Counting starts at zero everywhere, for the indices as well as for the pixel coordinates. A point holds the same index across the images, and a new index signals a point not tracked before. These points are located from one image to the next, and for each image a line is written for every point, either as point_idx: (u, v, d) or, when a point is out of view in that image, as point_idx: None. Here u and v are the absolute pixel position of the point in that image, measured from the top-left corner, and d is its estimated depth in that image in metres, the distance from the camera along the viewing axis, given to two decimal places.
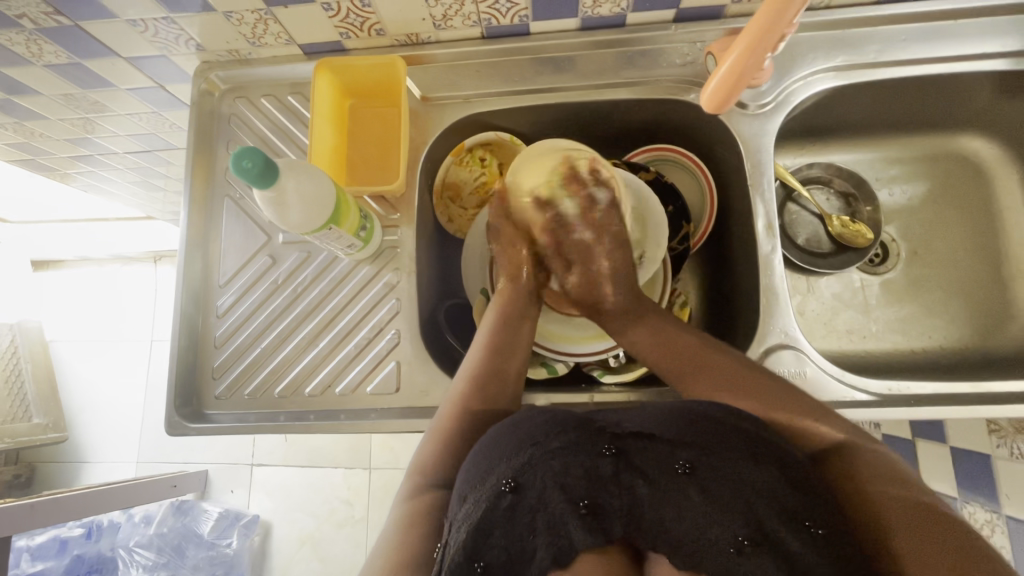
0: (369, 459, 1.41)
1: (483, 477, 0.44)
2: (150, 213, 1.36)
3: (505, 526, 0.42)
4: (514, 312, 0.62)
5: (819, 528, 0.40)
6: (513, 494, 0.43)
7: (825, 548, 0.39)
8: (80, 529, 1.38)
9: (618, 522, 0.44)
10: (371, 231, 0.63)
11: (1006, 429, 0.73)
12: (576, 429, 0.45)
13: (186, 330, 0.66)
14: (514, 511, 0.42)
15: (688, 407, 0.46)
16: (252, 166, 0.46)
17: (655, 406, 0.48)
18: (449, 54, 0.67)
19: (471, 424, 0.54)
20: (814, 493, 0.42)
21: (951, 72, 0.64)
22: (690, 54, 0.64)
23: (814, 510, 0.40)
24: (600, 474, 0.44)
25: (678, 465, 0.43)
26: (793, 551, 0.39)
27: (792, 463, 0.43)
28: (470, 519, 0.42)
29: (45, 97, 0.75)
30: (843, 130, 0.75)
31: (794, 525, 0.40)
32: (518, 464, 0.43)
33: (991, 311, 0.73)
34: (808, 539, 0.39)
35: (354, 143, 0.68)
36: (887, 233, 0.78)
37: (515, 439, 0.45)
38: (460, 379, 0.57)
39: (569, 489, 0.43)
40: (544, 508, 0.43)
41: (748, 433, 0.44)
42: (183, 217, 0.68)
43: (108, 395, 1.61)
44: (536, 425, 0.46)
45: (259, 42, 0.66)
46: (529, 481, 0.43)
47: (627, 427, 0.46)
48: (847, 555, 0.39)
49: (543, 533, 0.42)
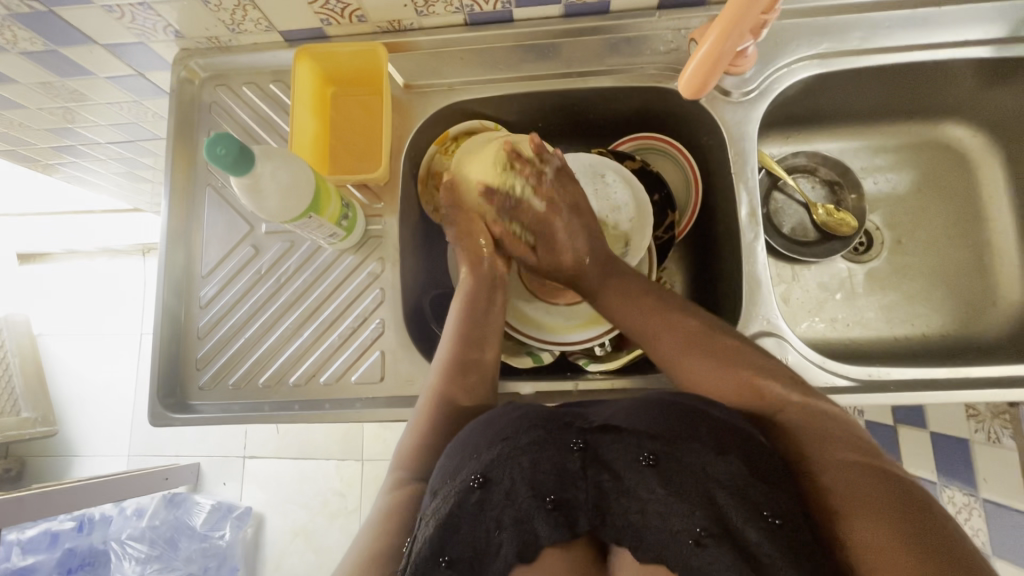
0: (361, 450, 1.41)
1: (454, 473, 0.44)
2: (138, 206, 1.35)
3: (471, 520, 0.43)
4: (481, 299, 0.61)
5: (779, 519, 0.39)
6: (482, 489, 0.43)
7: (786, 540, 0.38)
8: (71, 523, 1.39)
9: (585, 516, 0.43)
10: (353, 220, 0.63)
11: (984, 413, 0.74)
12: (547, 423, 0.46)
13: (169, 321, 0.66)
14: (482, 506, 0.43)
15: (662, 401, 0.46)
16: (226, 153, 0.46)
17: (630, 402, 0.48)
18: (432, 41, 0.66)
19: (447, 416, 0.54)
20: (778, 483, 0.41)
21: (935, 59, 0.64)
22: (674, 41, 0.64)
23: (774, 500, 0.40)
24: (567, 468, 0.43)
25: (643, 457, 0.43)
26: (754, 544, 0.38)
27: (757, 452, 0.42)
28: (439, 513, 0.42)
29: (23, 85, 0.74)
30: (828, 118, 0.75)
31: (754, 517, 0.39)
32: (488, 459, 0.44)
33: (973, 298, 0.74)
34: (767, 530, 0.38)
35: (336, 132, 0.67)
36: (872, 222, 0.78)
37: (487, 435, 0.45)
38: (436, 370, 0.57)
39: (536, 483, 0.43)
40: (511, 503, 0.43)
41: (710, 422, 0.44)
42: (164, 208, 0.68)
43: (97, 389, 1.60)
44: (508, 421, 0.46)
45: (238, 29, 0.65)
46: (498, 475, 0.43)
47: (599, 421, 0.46)
48: (805, 546, 0.38)
49: (510, 528, 0.42)
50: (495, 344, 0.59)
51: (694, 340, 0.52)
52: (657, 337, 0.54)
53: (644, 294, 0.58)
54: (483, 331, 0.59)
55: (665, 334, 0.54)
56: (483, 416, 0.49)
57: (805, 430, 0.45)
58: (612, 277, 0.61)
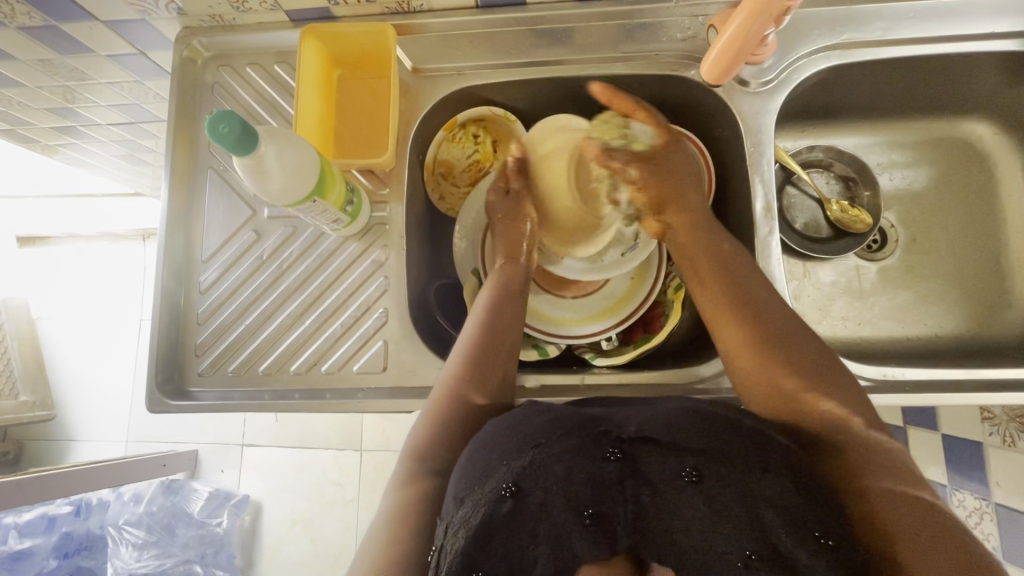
0: (360, 440, 1.40)
1: (480, 480, 0.42)
2: (139, 189, 1.33)
3: (503, 532, 0.41)
4: (512, 293, 0.60)
5: (831, 539, 0.38)
6: (514, 500, 0.41)
7: (838, 562, 0.37)
8: (69, 507, 1.37)
9: (623, 531, 0.43)
10: (358, 206, 0.61)
11: (1000, 417, 0.72)
12: (581, 431, 0.44)
13: (168, 306, 0.64)
14: (515, 517, 0.41)
15: (695, 409, 0.45)
16: (229, 132, 0.44)
17: (662, 410, 0.46)
18: (442, 24, 0.64)
19: (458, 411, 0.53)
20: (825, 501, 0.40)
21: (959, 52, 0.62)
22: (691, 29, 0.62)
23: (822, 518, 0.39)
24: (603, 479, 0.42)
25: (685, 472, 0.41)
26: (807, 568, 0.37)
27: (801, 467, 0.41)
28: (470, 523, 0.40)
29: (22, 62, 0.72)
30: (846, 111, 0.73)
31: (805, 538, 0.38)
32: (519, 468, 0.42)
33: (989, 299, 0.73)
34: (819, 552, 0.37)
35: (342, 116, 0.66)
36: (886, 219, 0.76)
37: (515, 441, 0.43)
38: (454, 363, 0.56)
39: (572, 496, 0.42)
40: (546, 516, 0.42)
41: (757, 438, 0.42)
42: (165, 189, 0.66)
43: (96, 374, 1.59)
44: (537, 426, 0.44)
45: (243, 7, 0.63)
46: (531, 486, 0.41)
47: (634, 428, 0.45)
48: (856, 565, 0.37)
49: (545, 543, 0.41)
50: (515, 340, 0.57)
51: (780, 359, 0.48)
52: (726, 314, 0.52)
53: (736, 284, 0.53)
54: (509, 329, 0.57)
55: (733, 304, 0.52)
56: (504, 415, 0.48)
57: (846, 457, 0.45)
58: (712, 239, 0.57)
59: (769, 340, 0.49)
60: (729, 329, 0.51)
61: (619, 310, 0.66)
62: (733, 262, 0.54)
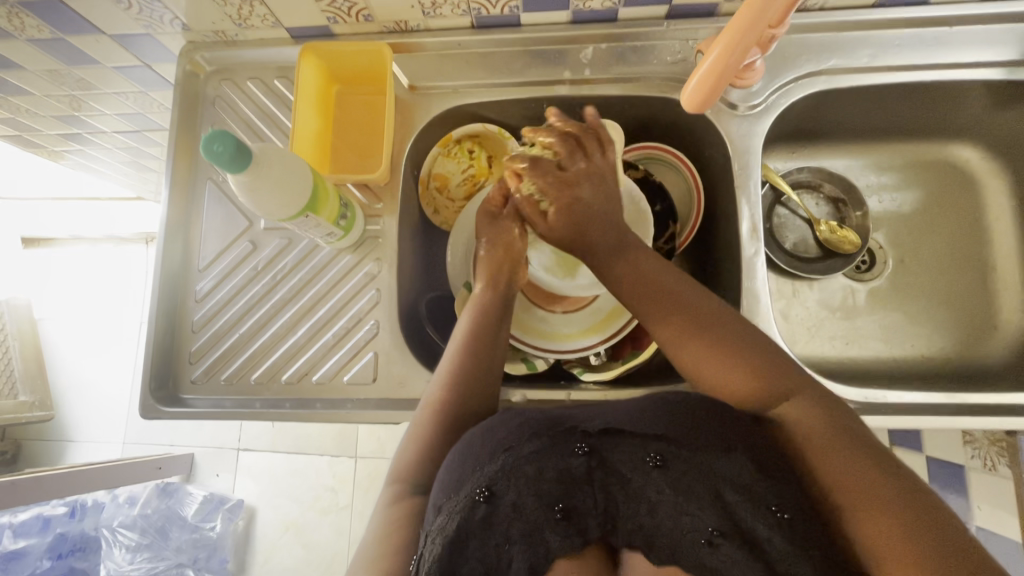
0: (355, 447, 1.41)
1: (457, 487, 0.43)
2: (142, 194, 1.35)
3: (479, 536, 0.42)
4: (495, 310, 0.60)
5: (788, 514, 0.39)
6: (488, 503, 0.42)
7: (796, 535, 0.38)
8: (63, 508, 1.37)
9: (594, 522, 0.43)
10: (352, 219, 0.62)
11: (981, 440, 0.74)
12: (549, 430, 0.45)
13: (164, 316, 0.65)
14: (490, 521, 0.42)
15: (663, 401, 0.45)
16: (223, 150, 0.46)
17: (631, 403, 0.47)
18: (439, 43, 0.66)
19: (444, 425, 0.54)
20: (785, 476, 0.40)
21: (945, 79, 0.63)
22: (681, 52, 0.64)
23: (782, 494, 0.39)
24: (572, 474, 0.43)
25: (650, 458, 0.42)
26: (765, 539, 0.38)
27: (762, 446, 0.42)
28: (447, 530, 0.42)
29: (31, 73, 0.74)
30: (835, 134, 0.74)
31: (762, 511, 0.39)
32: (492, 472, 0.43)
33: (975, 322, 0.73)
34: (775, 525, 0.38)
35: (339, 131, 0.67)
36: (875, 240, 0.77)
37: (489, 446, 0.44)
38: (439, 378, 0.57)
39: (542, 494, 0.42)
40: (520, 516, 0.42)
41: (721, 418, 0.43)
42: (164, 199, 0.67)
43: (96, 375, 1.60)
44: (509, 429, 0.45)
45: (245, 24, 0.65)
46: (503, 489, 0.43)
47: (602, 424, 0.45)
48: (814, 538, 0.38)
49: (520, 542, 0.42)
50: (504, 347, 0.59)
51: (722, 349, 0.48)
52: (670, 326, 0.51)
53: (658, 284, 0.53)
54: (495, 344, 0.58)
55: (681, 323, 0.50)
56: (483, 422, 0.49)
57: (806, 427, 0.43)
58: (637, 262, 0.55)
59: (712, 328, 0.49)
60: (666, 327, 0.51)
61: (603, 328, 0.66)
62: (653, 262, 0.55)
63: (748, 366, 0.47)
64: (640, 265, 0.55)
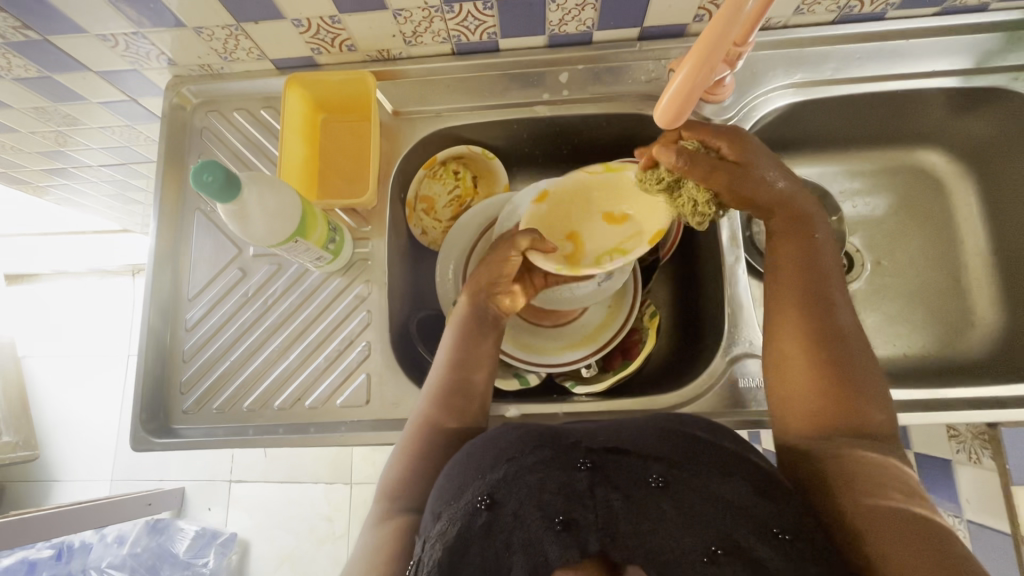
0: (350, 474, 1.39)
1: (457, 495, 0.43)
2: (129, 226, 1.35)
3: (480, 546, 0.41)
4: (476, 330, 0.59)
5: (788, 534, 0.40)
6: (489, 511, 0.42)
7: (795, 555, 0.39)
8: (50, 551, 1.33)
9: (594, 535, 0.42)
10: (341, 243, 0.63)
11: (965, 435, 0.79)
12: (551, 445, 0.46)
13: (153, 346, 0.65)
14: (491, 528, 0.41)
15: (654, 427, 0.48)
16: (212, 179, 0.47)
17: (635, 425, 0.49)
18: (421, 70, 0.68)
19: (442, 450, 0.54)
20: (785, 501, 0.42)
21: (903, 88, 0.67)
22: (656, 71, 0.66)
23: (780, 514, 0.41)
24: (574, 488, 0.43)
25: (652, 479, 0.43)
26: (764, 559, 0.39)
27: (762, 474, 0.44)
28: (447, 537, 0.41)
29: (16, 110, 0.75)
30: (807, 143, 0.77)
31: (764, 534, 0.40)
32: (494, 480, 0.43)
33: (952, 319, 0.75)
34: (776, 545, 0.39)
35: (324, 158, 0.68)
36: (853, 244, 0.79)
37: (490, 456, 0.45)
38: (425, 396, 0.57)
39: (544, 504, 0.42)
40: (520, 526, 0.41)
41: (717, 450, 0.45)
42: (153, 229, 0.68)
43: (83, 411, 1.58)
44: (510, 441, 0.46)
45: (230, 57, 0.66)
46: (504, 498, 0.42)
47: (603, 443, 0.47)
48: (813, 557, 0.39)
49: (520, 550, 0.41)
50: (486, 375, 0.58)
51: (838, 366, 0.48)
52: (788, 316, 0.52)
53: (798, 267, 0.53)
54: (478, 368, 0.58)
55: (804, 328, 0.50)
56: (478, 436, 0.50)
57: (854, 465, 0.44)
58: (800, 244, 0.54)
59: (834, 339, 0.49)
60: (786, 315, 0.52)
61: (595, 338, 0.68)
62: (801, 261, 0.54)
63: (846, 385, 0.48)
64: (800, 247, 0.54)
